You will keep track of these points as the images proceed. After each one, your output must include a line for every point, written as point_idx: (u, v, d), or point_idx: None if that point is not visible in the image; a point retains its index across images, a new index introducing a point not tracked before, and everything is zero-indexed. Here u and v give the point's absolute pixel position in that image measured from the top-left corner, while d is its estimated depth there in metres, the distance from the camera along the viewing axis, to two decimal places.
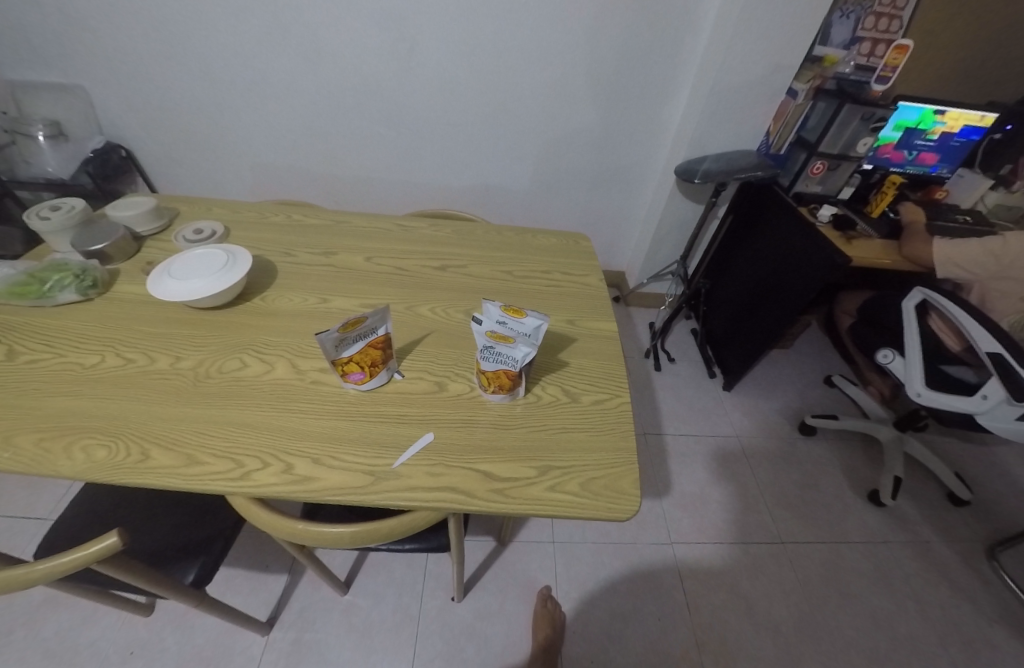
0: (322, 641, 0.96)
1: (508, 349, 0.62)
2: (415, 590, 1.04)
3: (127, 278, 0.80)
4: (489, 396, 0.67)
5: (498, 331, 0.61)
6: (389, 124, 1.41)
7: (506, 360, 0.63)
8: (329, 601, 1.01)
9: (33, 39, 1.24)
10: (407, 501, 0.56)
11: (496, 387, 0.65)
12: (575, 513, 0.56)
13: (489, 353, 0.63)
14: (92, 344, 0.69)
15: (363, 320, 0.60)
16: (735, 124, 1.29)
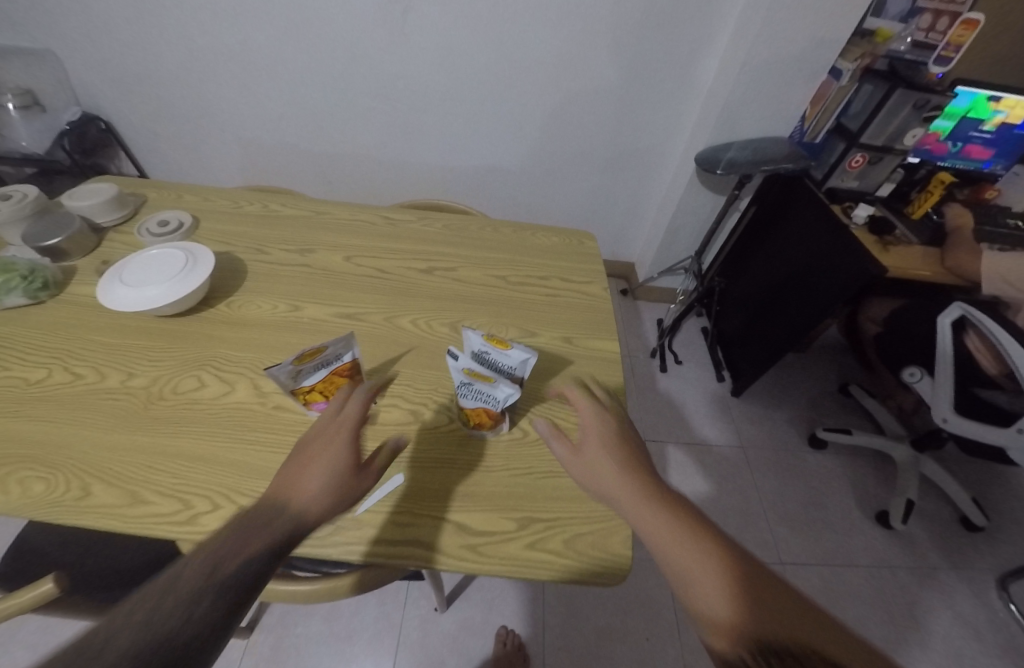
0: (302, 644, 0.95)
1: (486, 389, 0.54)
2: (398, 597, 1.02)
3: (84, 276, 0.73)
4: (468, 431, 0.61)
5: (474, 372, 0.53)
6: (384, 97, 1.29)
7: (485, 399, 0.56)
8: (310, 606, 0.99)
9: None
10: (369, 556, 0.50)
11: (476, 423, 0.59)
12: (555, 577, 0.51)
13: (466, 392, 0.56)
14: (39, 356, 0.63)
15: (322, 349, 0.53)
16: (765, 107, 1.16)
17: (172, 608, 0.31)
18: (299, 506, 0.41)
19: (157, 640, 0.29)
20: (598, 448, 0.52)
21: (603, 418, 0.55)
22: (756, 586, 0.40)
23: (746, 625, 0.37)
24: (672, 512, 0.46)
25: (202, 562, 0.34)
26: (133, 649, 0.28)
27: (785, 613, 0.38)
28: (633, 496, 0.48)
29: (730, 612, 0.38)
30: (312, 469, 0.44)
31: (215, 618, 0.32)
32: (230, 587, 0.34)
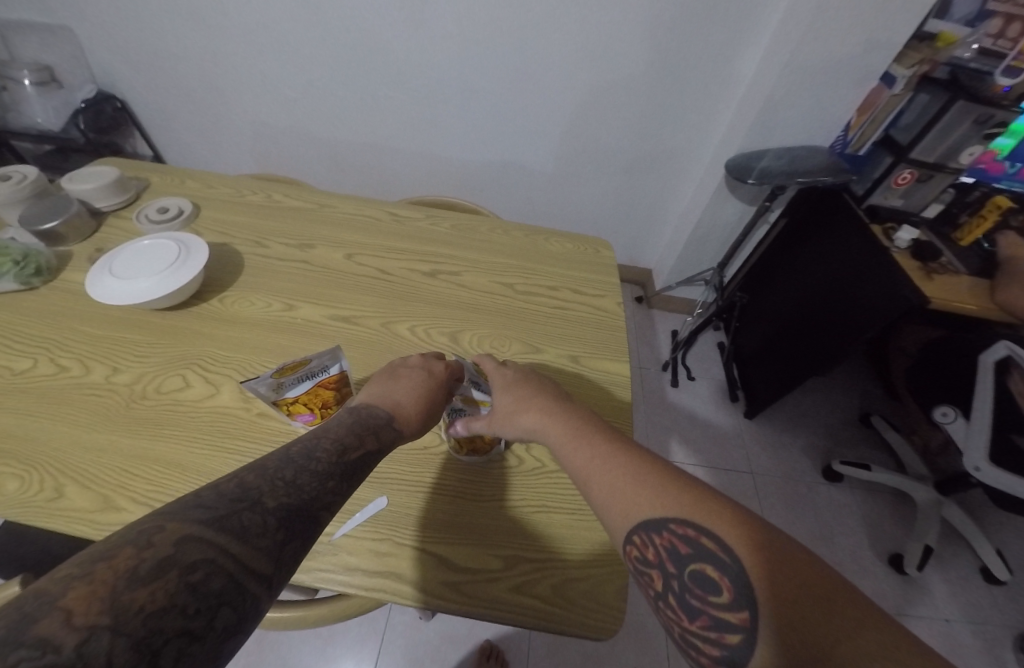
0: (285, 644, 0.98)
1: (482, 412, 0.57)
2: None
3: (79, 262, 0.72)
4: (462, 458, 0.57)
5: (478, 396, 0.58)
6: (399, 85, 1.25)
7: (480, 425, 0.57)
8: None
9: None
10: (342, 587, 0.48)
11: (470, 449, 0.57)
12: (540, 626, 0.47)
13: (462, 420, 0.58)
14: (27, 344, 0.62)
15: (305, 361, 0.51)
16: (804, 114, 1.08)
17: (302, 487, 0.35)
18: (398, 417, 0.50)
19: (297, 509, 0.33)
20: (506, 385, 0.56)
21: (510, 361, 0.60)
22: (649, 477, 0.41)
23: (636, 512, 0.39)
24: (579, 430, 0.49)
25: (324, 454, 0.39)
26: (280, 509, 0.32)
27: (673, 494, 0.39)
28: (545, 422, 0.51)
29: (625, 504, 0.40)
30: (402, 388, 0.53)
31: (334, 493, 0.37)
32: (344, 476, 0.39)
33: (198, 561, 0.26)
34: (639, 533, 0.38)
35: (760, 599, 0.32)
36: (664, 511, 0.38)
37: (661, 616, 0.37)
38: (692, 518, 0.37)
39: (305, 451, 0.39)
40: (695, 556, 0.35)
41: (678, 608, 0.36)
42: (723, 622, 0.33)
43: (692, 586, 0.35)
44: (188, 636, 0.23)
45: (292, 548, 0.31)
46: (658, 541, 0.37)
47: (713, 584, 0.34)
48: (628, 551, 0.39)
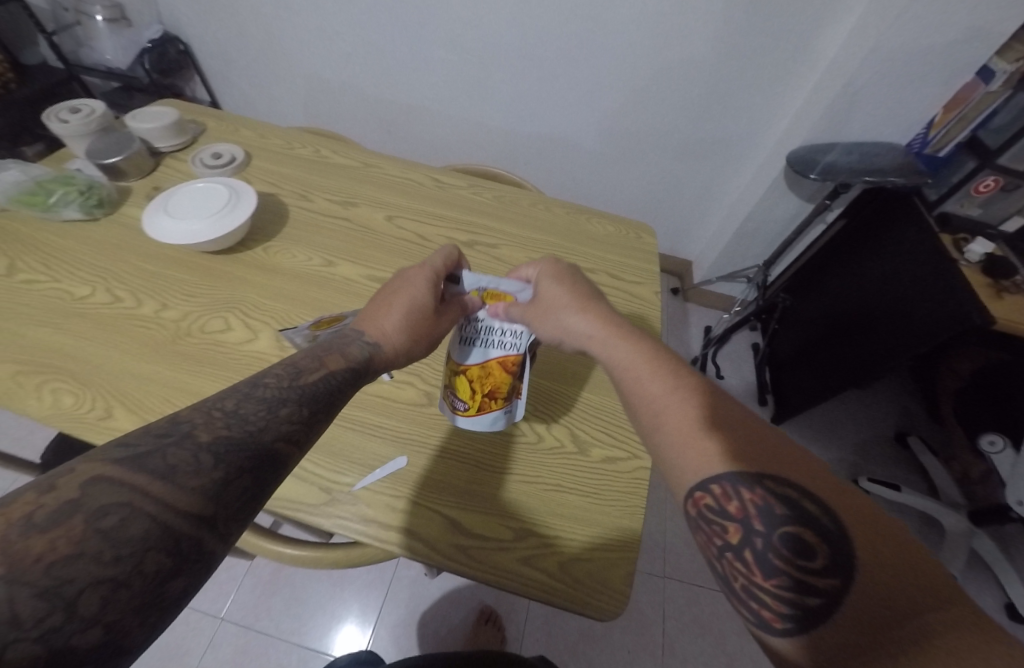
0: (299, 577, 1.07)
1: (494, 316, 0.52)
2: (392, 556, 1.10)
3: (136, 199, 0.75)
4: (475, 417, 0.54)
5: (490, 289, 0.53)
6: (452, 46, 1.22)
7: (498, 346, 0.52)
8: None
9: None
10: (358, 534, 0.50)
11: (483, 402, 0.53)
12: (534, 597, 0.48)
13: (466, 332, 0.53)
14: (85, 273, 0.65)
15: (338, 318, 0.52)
16: (883, 107, 1.00)
17: (253, 423, 0.32)
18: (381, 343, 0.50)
19: (247, 446, 0.31)
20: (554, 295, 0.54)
21: (555, 265, 0.58)
22: (735, 425, 0.38)
23: (725, 462, 0.36)
24: (645, 357, 0.46)
25: (279, 374, 0.38)
26: (219, 443, 0.30)
27: (759, 448, 0.36)
28: (603, 340, 0.50)
29: (711, 451, 0.37)
30: (384, 303, 0.54)
31: (292, 420, 0.35)
32: (305, 403, 0.37)
33: (110, 507, 0.24)
34: (723, 482, 0.35)
35: (861, 571, 0.30)
36: (753, 463, 0.35)
37: (718, 568, 0.34)
38: (789, 476, 0.34)
39: (252, 383, 0.36)
40: (790, 518, 0.32)
41: (748, 563, 0.33)
42: (809, 584, 0.31)
43: (777, 547, 0.32)
44: (109, 583, 0.22)
45: (239, 485, 0.29)
46: (746, 496, 0.34)
47: (803, 547, 0.32)
48: (696, 497, 0.35)
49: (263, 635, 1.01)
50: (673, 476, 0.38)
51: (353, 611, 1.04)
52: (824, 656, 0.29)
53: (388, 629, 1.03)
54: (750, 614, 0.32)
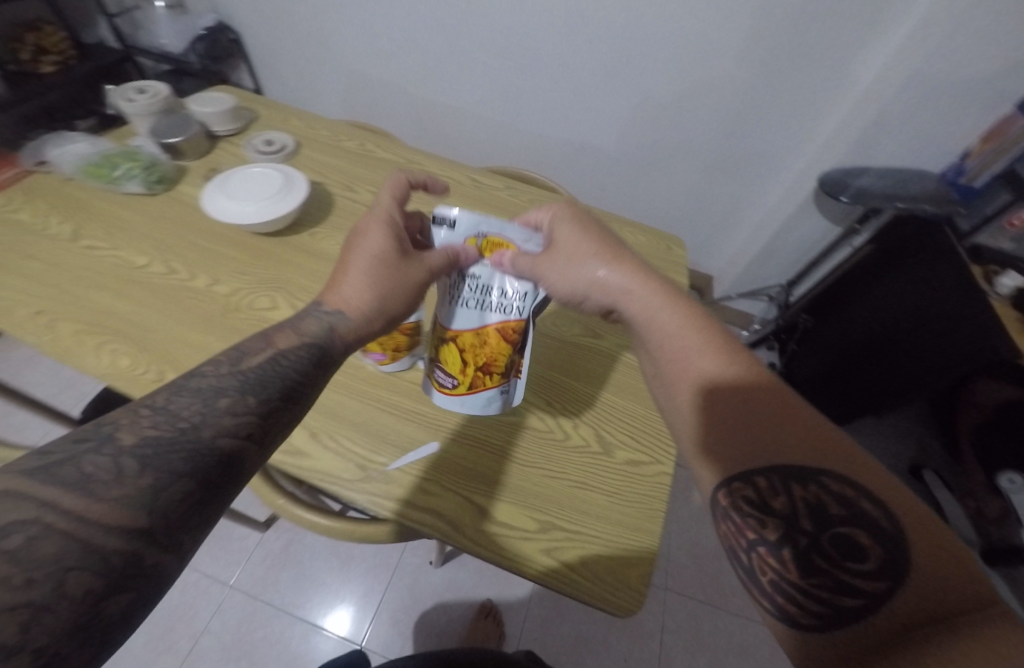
0: (308, 555, 1.10)
1: (496, 269, 0.50)
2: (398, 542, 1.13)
3: (192, 178, 0.79)
4: (470, 396, 0.55)
5: (488, 237, 0.50)
6: (494, 51, 1.25)
7: (499, 310, 0.51)
8: None
9: None
10: (390, 512, 0.52)
11: (481, 376, 0.54)
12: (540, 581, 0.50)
13: (460, 293, 0.51)
14: (143, 244, 0.69)
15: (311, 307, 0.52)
16: (916, 133, 1.01)
17: (185, 418, 0.34)
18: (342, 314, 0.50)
19: (180, 442, 0.32)
20: (582, 249, 0.54)
21: (585, 214, 0.58)
22: (788, 419, 0.39)
23: (779, 458, 0.37)
24: (690, 330, 0.47)
25: (223, 360, 0.41)
26: (147, 446, 0.31)
27: (812, 444, 0.38)
28: (643, 295, 0.51)
29: (763, 445, 0.38)
30: (343, 264, 0.54)
31: (235, 413, 0.36)
32: (246, 392, 0.38)
33: (25, 525, 0.24)
34: (771, 476, 0.37)
35: (912, 577, 0.31)
36: (805, 459, 0.37)
37: (746, 562, 0.36)
38: (845, 476, 0.36)
39: (185, 382, 0.37)
40: (839, 518, 0.34)
41: (783, 560, 0.34)
42: (848, 583, 0.32)
43: (819, 546, 0.34)
44: (30, 607, 0.23)
45: (173, 491, 0.30)
46: (797, 492, 0.35)
47: (856, 550, 0.33)
48: (735, 487, 0.37)
49: (270, 607, 1.03)
50: (710, 463, 0.40)
51: (358, 592, 1.06)
52: (847, 654, 0.31)
53: (391, 612, 1.05)
54: (773, 605, 0.34)
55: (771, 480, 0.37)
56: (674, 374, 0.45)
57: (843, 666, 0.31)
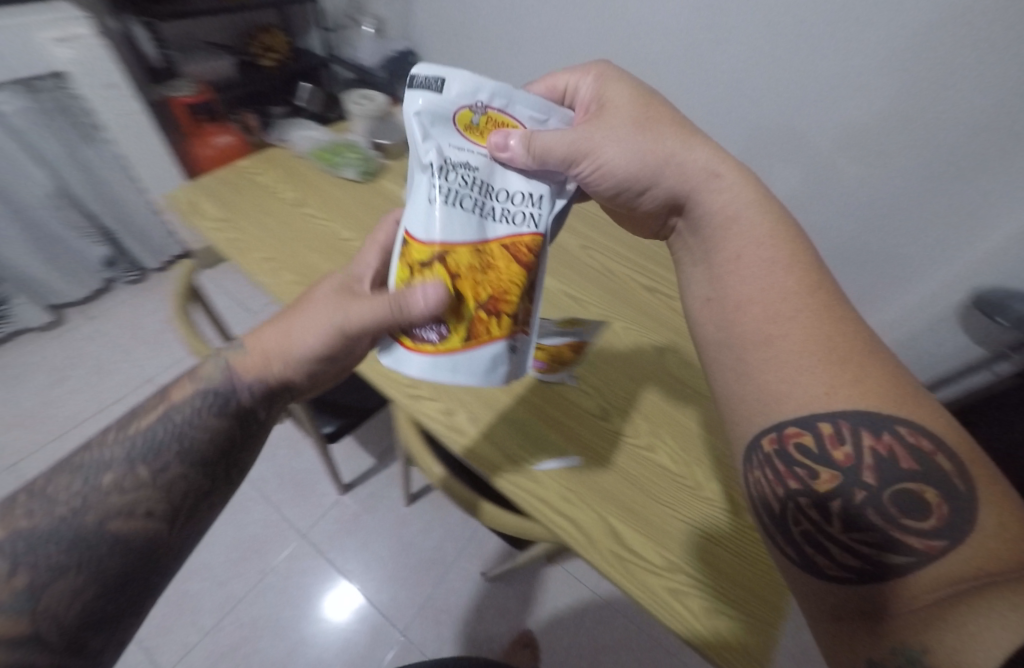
0: (372, 529, 1.14)
1: (501, 159, 0.44)
2: (456, 545, 1.14)
3: (392, 174, 0.91)
4: (474, 342, 0.41)
5: (491, 114, 0.44)
6: None
7: (506, 220, 0.43)
8: (393, 502, 1.18)
9: None
10: (531, 508, 0.56)
11: (489, 312, 0.42)
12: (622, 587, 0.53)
13: (460, 193, 0.42)
14: (351, 221, 0.81)
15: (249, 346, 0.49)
16: None
17: (66, 502, 0.37)
18: (242, 366, 0.48)
19: (59, 533, 0.36)
20: (647, 127, 0.49)
21: (637, 78, 0.53)
22: (851, 355, 0.38)
23: (843, 401, 0.36)
24: (756, 248, 0.45)
25: (114, 426, 0.43)
26: (24, 546, 0.34)
27: (873, 383, 0.36)
28: (723, 188, 0.48)
29: (824, 381, 0.37)
30: (293, 306, 0.51)
31: (128, 484, 0.39)
32: (137, 461, 0.40)
33: None
34: (839, 422, 0.35)
35: (972, 537, 0.31)
36: (876, 405, 0.35)
37: (779, 510, 0.38)
38: (918, 425, 0.34)
39: (73, 459, 0.40)
40: (904, 477, 0.33)
41: (827, 513, 0.35)
42: (896, 540, 0.33)
43: (875, 501, 0.33)
44: None
45: (57, 588, 0.34)
46: (865, 444, 0.34)
47: (914, 508, 0.32)
48: (788, 433, 0.37)
49: (331, 565, 1.08)
50: (764, 404, 0.40)
51: (412, 578, 1.08)
52: (874, 605, 0.33)
53: (434, 612, 1.05)
54: (801, 553, 0.36)
55: (831, 425, 0.36)
56: (742, 298, 0.44)
57: (866, 616, 0.33)
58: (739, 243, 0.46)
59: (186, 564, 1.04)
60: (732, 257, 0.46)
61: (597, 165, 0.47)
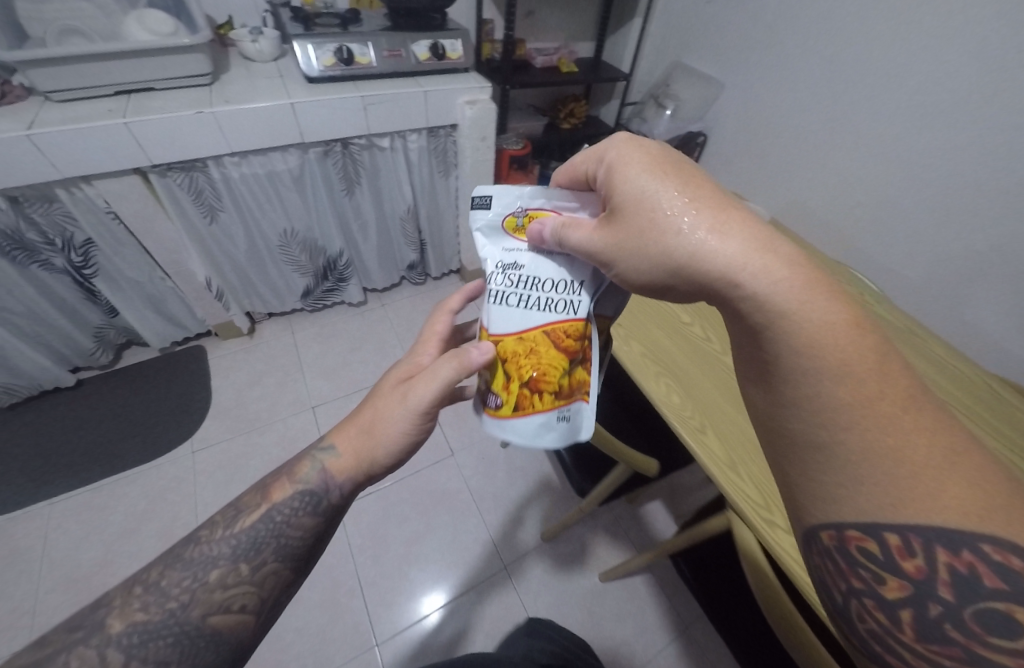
0: (566, 589, 1.11)
1: (541, 250, 0.50)
2: (646, 654, 1.03)
3: None
4: (514, 413, 0.46)
5: (530, 214, 0.51)
6: None
7: (547, 308, 0.48)
8: (588, 570, 1.14)
9: (717, 41, 1.40)
10: None
11: (533, 389, 0.46)
12: None
13: (505, 290, 0.49)
14: (689, 310, 0.87)
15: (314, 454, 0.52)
16: None
17: (174, 597, 0.43)
18: (335, 467, 0.51)
19: (169, 626, 0.41)
20: (662, 189, 0.42)
21: (648, 145, 0.45)
22: (910, 477, 0.35)
23: (904, 523, 0.35)
24: (809, 364, 0.37)
25: (221, 520, 0.48)
26: (142, 631, 0.41)
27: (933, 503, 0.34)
28: (766, 271, 0.38)
29: (887, 503, 0.36)
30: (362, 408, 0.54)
31: (221, 580, 0.44)
32: (240, 558, 0.45)
33: None
34: (907, 538, 0.35)
35: None
36: (944, 519, 0.34)
37: (844, 599, 0.40)
38: (1003, 542, 0.33)
39: (185, 544, 0.46)
40: (985, 591, 0.33)
41: (897, 618, 0.36)
42: (978, 657, 0.32)
43: (951, 616, 0.34)
44: None
45: None
46: (937, 561, 0.34)
47: (993, 624, 0.32)
48: (850, 535, 0.38)
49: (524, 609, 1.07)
50: (817, 506, 0.39)
51: None
52: None
53: None
54: (865, 643, 0.38)
55: (890, 540, 0.35)
56: (792, 414, 0.39)
57: None
58: (782, 353, 0.39)
59: (412, 546, 1.15)
60: (776, 360, 0.39)
61: (625, 272, 0.44)
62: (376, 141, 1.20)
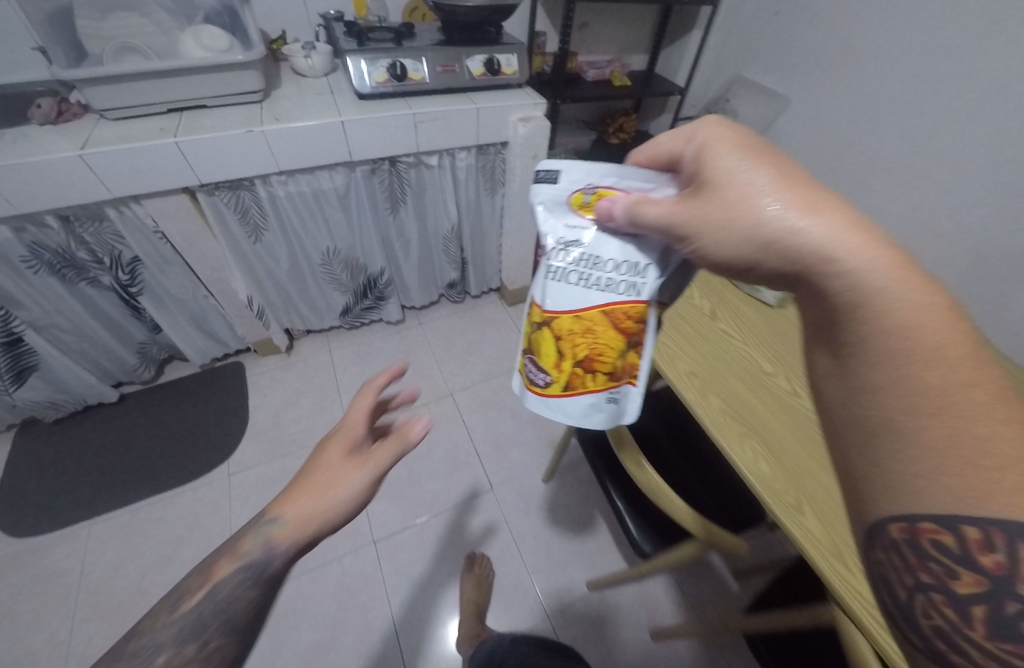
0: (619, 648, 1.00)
1: (606, 229, 0.46)
2: None
3: None
4: (568, 389, 0.49)
5: (599, 191, 0.48)
6: None
7: (608, 289, 0.46)
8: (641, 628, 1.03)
9: (783, 56, 1.29)
10: None
11: (587, 368, 0.48)
12: None
13: (567, 268, 0.47)
14: (771, 358, 0.76)
15: (243, 537, 0.42)
16: None
17: None
18: (279, 535, 0.41)
19: None
20: (751, 164, 0.38)
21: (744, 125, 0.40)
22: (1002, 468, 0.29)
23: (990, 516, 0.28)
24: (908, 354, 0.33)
25: (161, 609, 0.38)
26: None
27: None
28: (863, 246, 0.34)
29: (970, 491, 0.29)
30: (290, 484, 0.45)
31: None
32: (188, 641, 0.37)
33: None
34: (990, 528, 0.28)
35: None
36: None
37: (906, 597, 0.33)
38: None
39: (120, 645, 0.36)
40: None
41: (971, 619, 0.29)
42: None
43: None
44: None
45: None
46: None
47: None
48: (922, 527, 0.31)
49: None
50: (878, 490, 0.33)
51: None
52: None
53: None
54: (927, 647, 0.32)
55: (968, 531, 0.29)
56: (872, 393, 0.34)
57: None
58: (865, 328, 0.34)
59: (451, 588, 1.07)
60: (856, 340, 0.35)
61: (702, 248, 0.40)
62: (424, 159, 1.15)
